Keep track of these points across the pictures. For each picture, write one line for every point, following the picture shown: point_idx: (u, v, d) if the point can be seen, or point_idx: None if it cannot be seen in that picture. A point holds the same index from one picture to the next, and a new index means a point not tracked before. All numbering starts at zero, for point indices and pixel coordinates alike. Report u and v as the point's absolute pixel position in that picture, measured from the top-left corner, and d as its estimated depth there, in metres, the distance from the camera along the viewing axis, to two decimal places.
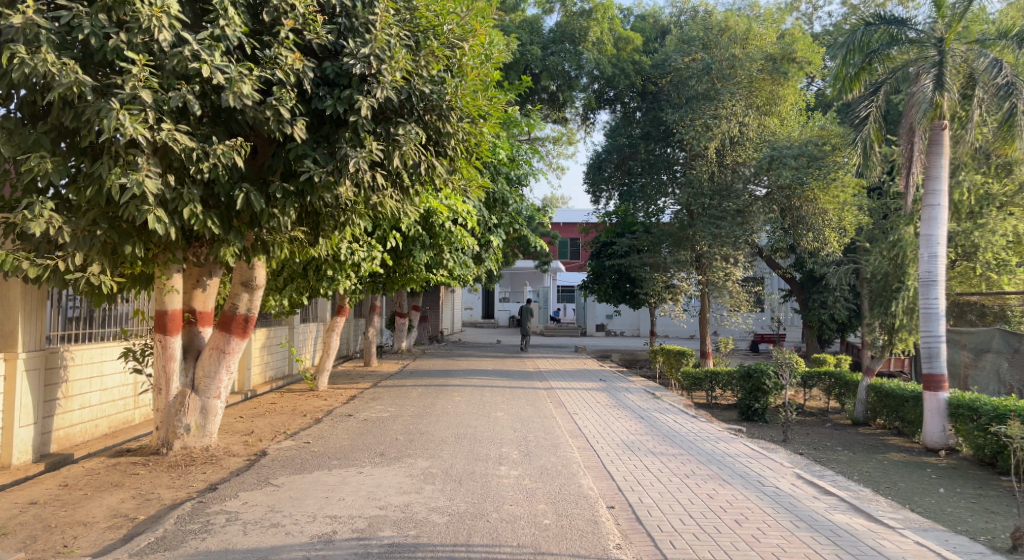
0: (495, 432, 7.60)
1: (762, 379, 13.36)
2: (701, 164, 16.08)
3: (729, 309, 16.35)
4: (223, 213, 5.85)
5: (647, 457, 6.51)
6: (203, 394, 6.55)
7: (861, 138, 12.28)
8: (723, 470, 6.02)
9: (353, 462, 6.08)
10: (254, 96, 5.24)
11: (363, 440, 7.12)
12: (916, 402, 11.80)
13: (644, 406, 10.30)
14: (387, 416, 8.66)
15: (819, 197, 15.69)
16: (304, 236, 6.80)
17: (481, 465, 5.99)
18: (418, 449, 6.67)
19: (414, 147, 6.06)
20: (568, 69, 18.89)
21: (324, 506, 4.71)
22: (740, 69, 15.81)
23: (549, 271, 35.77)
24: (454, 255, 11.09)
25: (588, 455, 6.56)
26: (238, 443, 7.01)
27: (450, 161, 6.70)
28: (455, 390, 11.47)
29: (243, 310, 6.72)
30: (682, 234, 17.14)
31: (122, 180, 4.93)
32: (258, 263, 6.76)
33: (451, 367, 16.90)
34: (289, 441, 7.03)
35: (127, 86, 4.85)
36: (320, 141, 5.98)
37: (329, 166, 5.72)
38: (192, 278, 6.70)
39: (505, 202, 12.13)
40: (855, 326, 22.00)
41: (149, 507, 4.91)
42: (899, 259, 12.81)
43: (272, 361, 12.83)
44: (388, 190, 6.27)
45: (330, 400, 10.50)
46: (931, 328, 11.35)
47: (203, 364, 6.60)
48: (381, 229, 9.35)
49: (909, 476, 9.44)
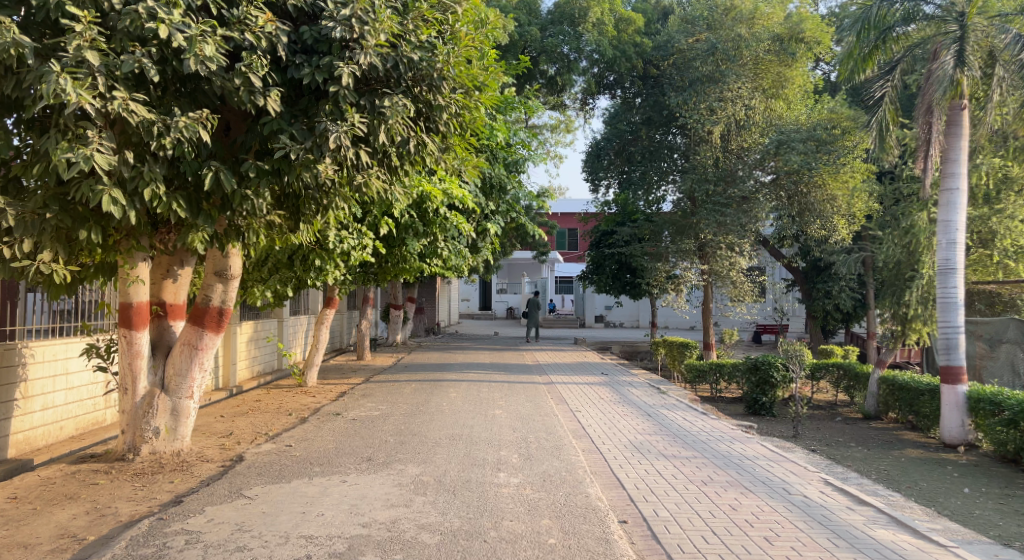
0: (492, 432, 7.06)
1: (770, 371, 12.87)
2: (705, 150, 15.60)
3: (733, 300, 15.74)
4: (190, 196, 5.26)
5: (660, 461, 5.96)
6: (174, 394, 5.98)
7: (875, 120, 11.97)
8: (743, 476, 5.49)
9: (337, 469, 5.52)
10: (219, 60, 4.66)
11: (349, 442, 6.57)
12: (932, 396, 11.29)
13: (650, 403, 9.75)
14: (378, 415, 8.13)
15: (828, 183, 15.10)
16: (284, 222, 6.22)
17: (477, 472, 5.45)
18: (410, 452, 6.12)
19: (402, 121, 5.49)
20: (568, 51, 18.19)
21: (300, 524, 4.16)
22: (746, 50, 15.21)
23: (549, 262, 35.40)
24: (450, 243, 10.51)
25: (595, 458, 6.03)
26: (214, 446, 6.46)
27: (442, 138, 6.13)
28: (450, 386, 10.93)
29: (217, 302, 6.14)
30: (683, 222, 16.46)
31: (68, 154, 4.34)
32: (232, 250, 6.18)
33: (447, 360, 16.36)
34: (268, 444, 6.46)
35: (71, 47, 4.27)
36: (297, 116, 5.41)
37: (308, 142, 5.17)
38: (161, 268, 6.13)
39: (503, 187, 11.57)
40: (860, 315, 21.54)
41: (103, 525, 4.36)
42: (913, 246, 12.22)
43: (259, 356, 12.27)
44: (375, 169, 5.71)
45: (318, 397, 9.95)
46: (949, 318, 10.80)
47: (174, 361, 6.02)
48: (372, 214, 8.81)
49: (930, 475, 8.94)
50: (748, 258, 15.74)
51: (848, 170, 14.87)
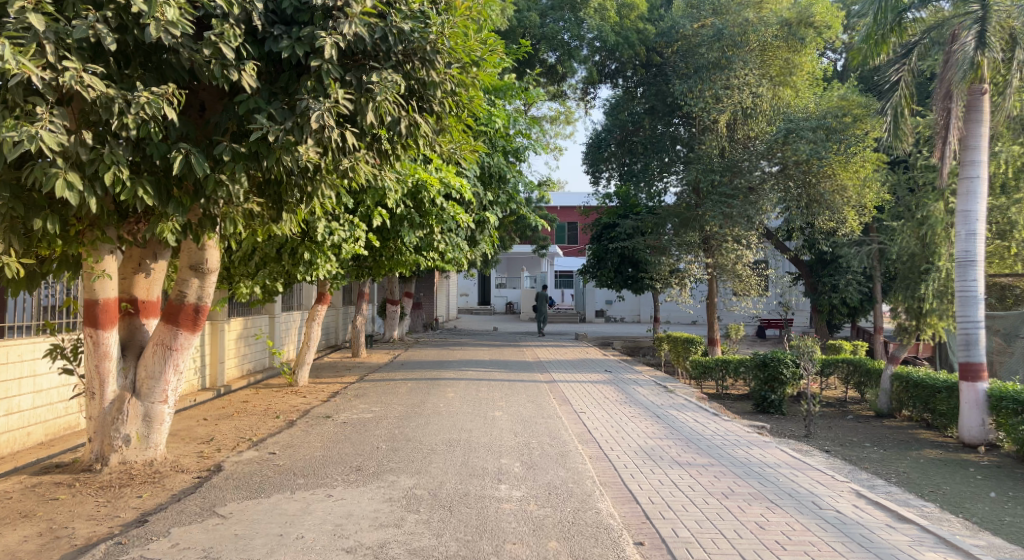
0: (492, 437, 6.59)
1: (779, 368, 12.42)
2: (711, 139, 15.22)
3: (739, 294, 15.21)
4: (159, 181, 4.76)
5: (674, 469, 5.50)
6: (146, 399, 5.49)
7: (890, 105, 11.41)
8: (766, 487, 5.03)
9: (322, 481, 5.04)
10: (184, 26, 4.17)
11: (338, 449, 6.08)
12: (949, 393, 10.81)
13: (657, 403, 9.28)
14: (369, 418, 7.65)
15: (838, 172, 14.62)
16: (265, 212, 5.72)
17: (475, 484, 4.97)
18: (403, 461, 5.64)
19: (393, 99, 4.99)
20: (568, 39, 17.63)
21: (276, 549, 3.69)
22: (753, 35, 14.64)
23: (548, 256, 34.93)
24: (447, 236, 10.01)
25: (603, 467, 5.57)
26: (192, 455, 5.97)
27: (436, 119, 5.62)
28: (447, 385, 10.45)
29: (192, 298, 5.63)
30: (689, 214, 15.78)
31: (10, 131, 3.83)
32: (210, 242, 5.65)
33: (445, 357, 15.93)
34: (250, 452, 5.98)
35: (14, 10, 3.81)
36: (276, 94, 4.93)
37: (287, 123, 4.70)
38: (132, 261, 5.65)
39: (502, 177, 11.09)
40: (868, 310, 21.10)
41: (54, 550, 3.87)
42: (929, 238, 11.75)
43: (249, 353, 11.81)
44: (362, 153, 5.31)
45: (309, 398, 9.47)
46: (968, 312, 10.31)
47: (146, 363, 5.52)
48: (364, 204, 8.34)
49: (952, 477, 8.50)
50: (754, 251, 15.26)
51: (858, 159, 14.41)
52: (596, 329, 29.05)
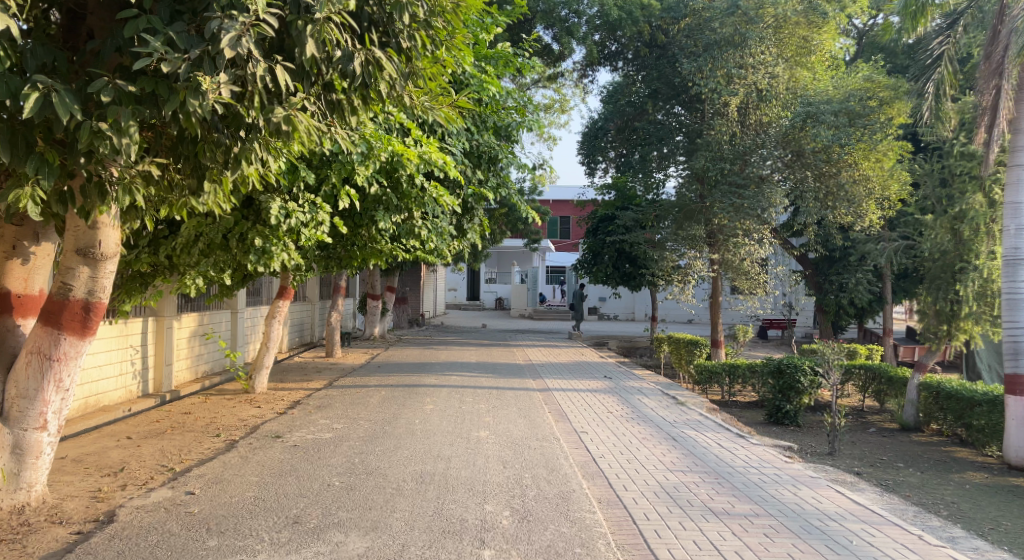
0: (474, 470, 5.27)
1: (796, 376, 11.11)
2: (721, 124, 13.61)
3: (745, 293, 13.91)
4: (13, 130, 3.42)
5: (710, 523, 4.22)
6: (14, 425, 4.13)
7: (931, 83, 10.24)
8: (839, 555, 3.75)
9: (241, 543, 3.71)
10: None
11: (277, 489, 4.75)
12: (990, 408, 9.53)
13: (671, 419, 7.98)
14: (326, 439, 6.32)
15: (859, 162, 13.58)
16: (181, 181, 4.37)
17: (448, 550, 3.66)
18: (356, 509, 4.30)
19: (341, 21, 3.68)
20: (567, 14, 15.96)
21: None
22: (771, 9, 13.31)
23: (540, 249, 33.96)
24: (428, 222, 8.58)
25: (617, 519, 4.28)
26: (84, 496, 4.61)
27: (405, 60, 4.30)
28: (427, 394, 9.11)
29: (80, 293, 4.25)
30: (692, 207, 14.40)
31: None
32: (105, 219, 4.25)
33: (427, 359, 14.53)
34: (161, 492, 4.63)
35: None
36: (182, 14, 3.65)
37: (193, 51, 3.39)
38: (3, 243, 4.30)
39: (493, 157, 9.70)
40: (876, 311, 20.02)
41: None
42: (966, 234, 10.34)
43: (202, 354, 10.43)
44: (302, 97, 3.98)
45: (262, 409, 8.11)
46: (1015, 317, 8.74)
47: (17, 379, 4.15)
48: (330, 181, 6.97)
49: (1010, 507, 7.27)
50: (765, 247, 13.87)
51: (882, 147, 13.48)
52: (592, 329, 27.11)
